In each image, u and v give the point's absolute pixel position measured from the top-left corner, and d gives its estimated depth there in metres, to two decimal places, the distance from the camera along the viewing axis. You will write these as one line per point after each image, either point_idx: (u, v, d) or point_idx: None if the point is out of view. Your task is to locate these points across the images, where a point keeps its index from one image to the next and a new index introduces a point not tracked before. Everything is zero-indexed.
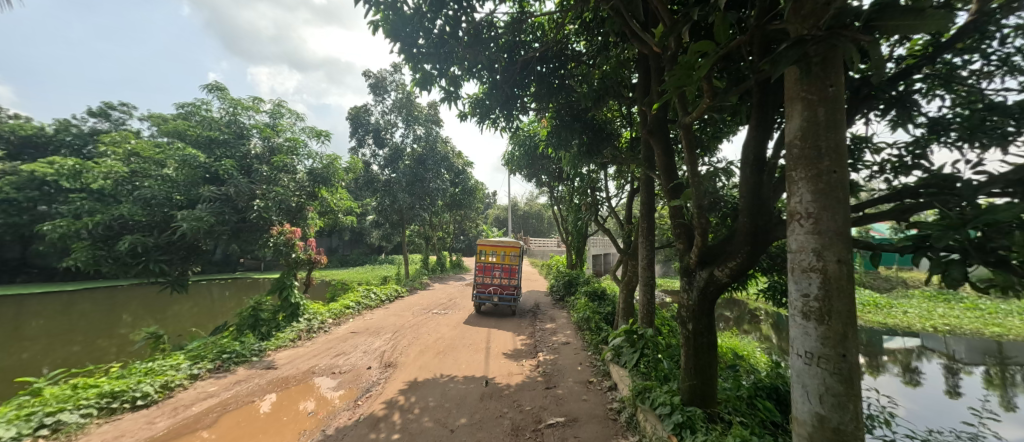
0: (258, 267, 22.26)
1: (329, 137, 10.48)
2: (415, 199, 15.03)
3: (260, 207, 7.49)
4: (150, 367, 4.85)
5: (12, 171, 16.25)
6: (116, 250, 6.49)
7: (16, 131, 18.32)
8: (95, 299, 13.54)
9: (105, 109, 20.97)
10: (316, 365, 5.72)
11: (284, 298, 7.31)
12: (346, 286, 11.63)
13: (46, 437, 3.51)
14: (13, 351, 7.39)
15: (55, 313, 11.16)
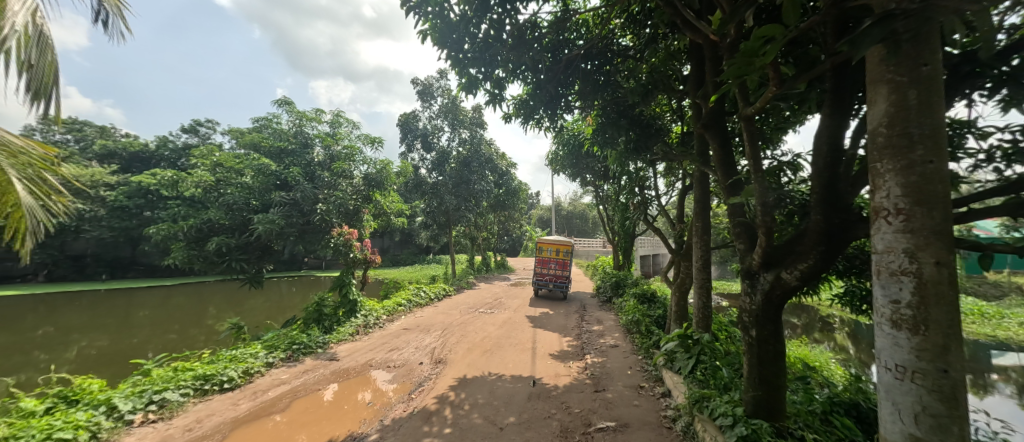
0: (319, 266, 23.93)
1: (382, 143, 11.03)
2: (461, 201, 15.38)
3: (323, 211, 8.04)
4: (234, 354, 5.38)
5: (123, 182, 18.83)
6: (205, 249, 7.29)
7: (127, 148, 21.23)
8: (187, 293, 15.30)
9: (194, 125, 23.70)
10: (373, 359, 6.02)
11: (343, 295, 7.78)
12: (398, 284, 12.16)
13: (155, 412, 3.99)
14: (124, 336, 8.54)
15: (156, 304, 12.74)
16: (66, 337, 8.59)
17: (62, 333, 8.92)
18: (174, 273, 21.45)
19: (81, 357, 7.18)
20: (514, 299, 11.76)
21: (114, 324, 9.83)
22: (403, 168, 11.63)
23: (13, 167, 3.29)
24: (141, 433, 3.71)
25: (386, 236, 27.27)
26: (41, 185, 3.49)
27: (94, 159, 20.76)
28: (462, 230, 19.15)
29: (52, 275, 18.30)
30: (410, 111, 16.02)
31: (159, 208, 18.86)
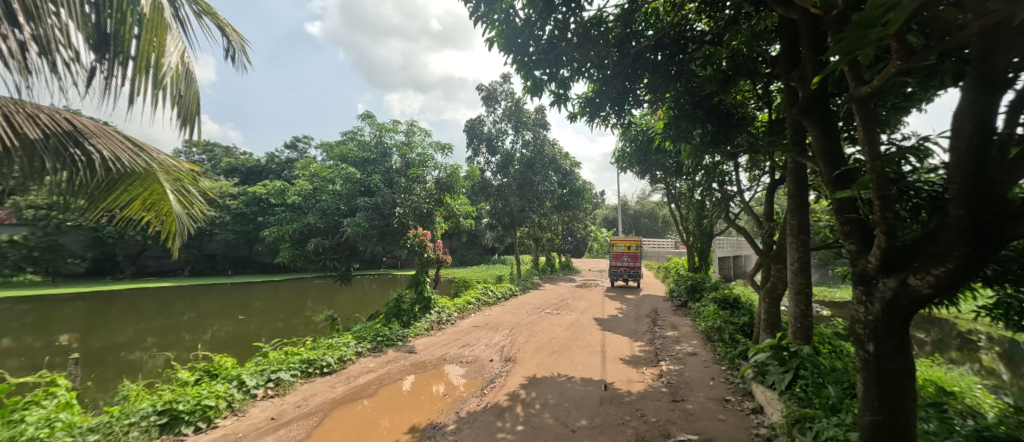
0: (395, 265, 25.71)
1: (451, 149, 11.55)
2: (527, 202, 15.49)
3: (400, 214, 8.64)
4: (331, 342, 5.99)
5: (241, 192, 22.06)
6: (306, 249, 8.25)
7: (244, 163, 24.83)
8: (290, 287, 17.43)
9: (293, 141, 27.00)
10: (447, 353, 6.32)
11: (418, 292, 8.25)
12: (467, 283, 12.58)
13: (273, 388, 4.60)
14: (242, 324, 9.95)
15: (266, 297, 14.68)
16: (201, 322, 10.26)
17: (199, 319, 10.65)
18: (279, 270, 24.52)
19: (211, 339, 8.53)
20: (581, 301, 11.55)
21: (234, 313, 11.49)
22: (469, 172, 12.07)
23: (169, 181, 3.99)
24: (261, 406, 4.28)
25: (454, 237, 28.40)
26: (187, 195, 4.21)
27: (220, 174, 24.61)
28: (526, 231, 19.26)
29: (192, 271, 21.96)
30: (476, 116, 16.55)
31: (268, 214, 21.74)
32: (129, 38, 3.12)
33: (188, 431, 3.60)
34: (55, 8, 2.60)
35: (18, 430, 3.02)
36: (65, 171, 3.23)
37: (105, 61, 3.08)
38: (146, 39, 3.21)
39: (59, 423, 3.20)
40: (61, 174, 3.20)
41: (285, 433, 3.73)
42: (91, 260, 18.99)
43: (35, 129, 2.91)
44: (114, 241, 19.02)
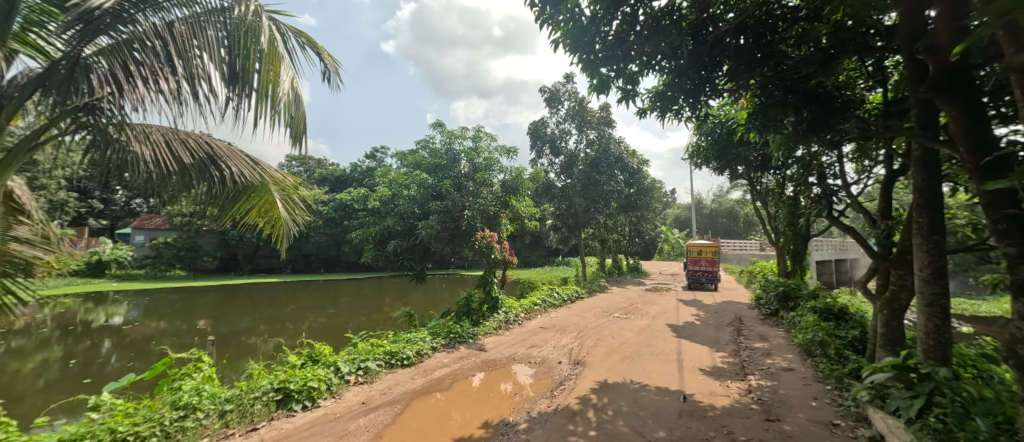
0: (463, 266, 26.68)
1: (516, 152, 11.76)
2: (592, 202, 15.14)
3: (468, 217, 8.97)
4: (409, 336, 6.38)
5: (330, 199, 24.56)
6: (385, 250, 8.90)
7: (333, 173, 27.62)
8: (372, 285, 18.95)
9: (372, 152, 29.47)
10: (516, 353, 6.40)
11: (486, 292, 8.43)
12: (532, 284, 12.63)
13: (362, 376, 5.02)
14: (332, 317, 11.03)
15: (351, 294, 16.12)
16: (300, 314, 11.59)
17: (298, 311, 12.01)
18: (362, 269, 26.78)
19: (307, 329, 9.58)
20: (652, 306, 10.99)
21: (326, 307, 12.79)
22: (534, 174, 12.15)
23: (278, 191, 4.54)
24: (354, 391, 4.71)
25: (518, 239, 28.65)
26: (292, 203, 4.74)
27: (314, 183, 27.65)
28: (591, 232, 18.82)
29: (293, 269, 24.89)
30: (540, 118, 16.62)
31: (353, 218, 23.91)
32: (251, 73, 3.19)
33: (297, 408, 4.08)
34: (200, 52, 2.95)
35: (177, 395, 3.69)
36: (205, 186, 3.85)
37: (235, 93, 3.21)
38: (265, 72, 3.28)
39: (204, 391, 3.83)
40: (201, 189, 3.82)
41: (374, 417, 4.05)
42: (220, 258, 22.47)
43: (187, 154, 3.55)
44: (235, 242, 22.29)
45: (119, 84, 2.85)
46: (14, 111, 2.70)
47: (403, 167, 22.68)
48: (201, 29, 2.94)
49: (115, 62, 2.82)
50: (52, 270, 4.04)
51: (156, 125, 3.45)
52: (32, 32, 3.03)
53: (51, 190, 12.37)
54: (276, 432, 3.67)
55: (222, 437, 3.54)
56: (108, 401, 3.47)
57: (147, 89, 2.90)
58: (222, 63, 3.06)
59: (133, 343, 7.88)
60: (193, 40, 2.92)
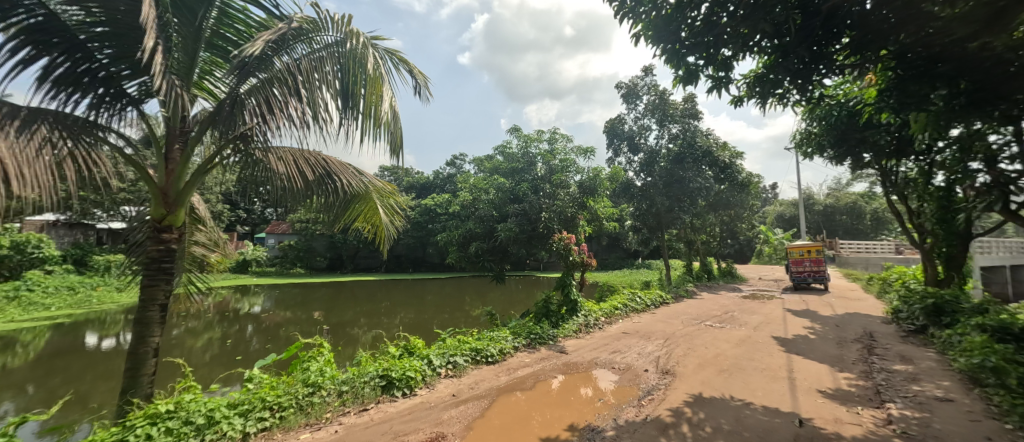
0: (538, 267, 26.91)
1: (593, 152, 11.61)
2: (675, 201, 14.26)
3: (545, 219, 9.03)
4: (492, 335, 6.62)
5: (418, 204, 26.47)
6: (467, 252, 9.33)
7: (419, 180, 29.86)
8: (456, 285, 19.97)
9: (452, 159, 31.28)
10: (598, 358, 6.31)
11: (565, 294, 8.35)
12: (612, 287, 12.25)
13: (451, 370, 5.36)
14: (420, 313, 11.90)
15: (436, 293, 17.17)
16: (392, 310, 12.73)
17: (391, 307, 13.15)
18: (448, 269, 28.29)
19: (399, 323, 10.46)
20: (752, 315, 9.98)
21: (414, 304, 13.83)
22: (613, 174, 11.80)
23: (381, 199, 5.03)
24: (444, 383, 5.05)
25: (596, 241, 28.01)
26: (392, 208, 5.18)
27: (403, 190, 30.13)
28: (676, 233, 17.71)
29: (387, 268, 27.26)
30: (617, 116, 16.18)
31: (437, 221, 25.48)
32: (359, 97, 3.59)
33: (398, 394, 4.51)
34: (319, 84, 3.46)
35: (306, 374, 4.30)
36: (323, 195, 4.49)
37: (346, 116, 3.65)
38: (370, 95, 3.63)
39: (326, 372, 4.42)
40: (318, 197, 4.49)
41: (464, 409, 4.32)
42: (330, 258, 25.50)
43: (310, 170, 4.18)
44: (340, 244, 25.15)
45: (264, 116, 3.34)
46: (194, 145, 3.39)
47: (480, 172, 23.69)
48: (319, 65, 3.47)
49: (260, 97, 3.37)
50: (217, 267, 4.99)
51: (288, 147, 4.10)
52: (207, 79, 3.78)
53: (211, 202, 15.28)
54: (382, 414, 4.09)
55: (341, 414, 4.05)
56: (258, 376, 4.15)
57: (283, 119, 3.40)
58: (336, 92, 3.53)
59: (267, 329, 9.35)
60: (314, 74, 3.44)
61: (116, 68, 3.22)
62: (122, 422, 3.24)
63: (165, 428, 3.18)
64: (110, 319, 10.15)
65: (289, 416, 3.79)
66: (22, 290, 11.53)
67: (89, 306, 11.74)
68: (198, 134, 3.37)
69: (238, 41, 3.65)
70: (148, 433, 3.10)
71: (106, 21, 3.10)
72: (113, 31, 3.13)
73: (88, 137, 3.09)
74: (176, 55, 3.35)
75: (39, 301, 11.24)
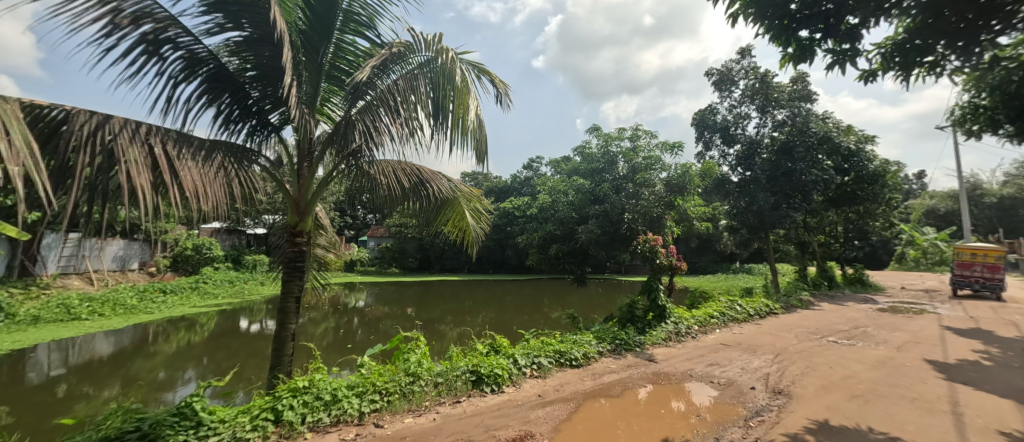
0: (620, 271, 26.02)
1: (681, 146, 10.97)
2: (782, 197, 12.71)
3: (629, 220, 8.65)
4: (575, 338, 6.57)
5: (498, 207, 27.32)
6: (548, 253, 9.38)
7: (497, 184, 30.81)
8: (536, 287, 20.14)
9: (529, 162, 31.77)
10: (692, 369, 5.91)
11: (652, 299, 7.92)
12: (706, 293, 11.32)
13: (535, 371, 5.44)
14: (502, 313, 12.24)
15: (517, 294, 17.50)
16: (476, 309, 13.30)
17: (475, 306, 13.73)
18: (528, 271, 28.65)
19: (483, 322, 10.90)
20: (892, 332, 8.45)
21: (496, 304, 14.29)
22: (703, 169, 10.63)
23: (467, 204, 5.29)
24: (530, 383, 5.16)
25: (685, 243, 26.15)
26: (477, 212, 5.41)
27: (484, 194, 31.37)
28: (783, 234, 15.75)
29: (470, 269, 28.54)
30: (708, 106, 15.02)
31: (515, 224, 26.00)
32: (447, 110, 3.85)
33: (487, 390, 4.72)
34: (414, 102, 3.80)
35: (407, 364, 4.71)
36: (417, 201, 4.89)
37: (437, 129, 3.94)
38: (457, 107, 3.87)
39: (424, 363, 4.80)
40: (413, 203, 4.92)
41: (550, 411, 4.36)
42: (420, 259, 27.46)
43: (406, 180, 4.60)
44: (429, 246, 26.96)
45: (370, 135, 3.79)
46: (318, 163, 3.96)
47: (558, 173, 23.68)
48: (413, 84, 3.80)
49: (366, 118, 3.81)
50: (333, 266, 5.73)
51: (388, 160, 4.54)
52: (328, 106, 4.35)
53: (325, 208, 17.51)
54: (473, 408, 4.32)
55: (437, 403, 4.36)
56: (367, 363, 4.66)
57: (385, 136, 3.82)
58: (428, 107, 3.83)
59: (370, 322, 10.40)
60: (410, 94, 3.79)
61: (263, 103, 3.87)
62: (272, 393, 3.92)
63: (302, 400, 3.78)
64: (255, 307, 12.20)
65: (394, 401, 4.19)
66: (199, 282, 14.62)
67: (243, 295, 14.26)
68: (321, 153, 3.94)
69: (350, 71, 4.14)
70: (291, 404, 3.71)
71: (256, 67, 3.74)
72: (261, 74, 3.77)
73: (246, 161, 3.79)
74: (304, 88, 3.93)
75: (211, 291, 13.98)
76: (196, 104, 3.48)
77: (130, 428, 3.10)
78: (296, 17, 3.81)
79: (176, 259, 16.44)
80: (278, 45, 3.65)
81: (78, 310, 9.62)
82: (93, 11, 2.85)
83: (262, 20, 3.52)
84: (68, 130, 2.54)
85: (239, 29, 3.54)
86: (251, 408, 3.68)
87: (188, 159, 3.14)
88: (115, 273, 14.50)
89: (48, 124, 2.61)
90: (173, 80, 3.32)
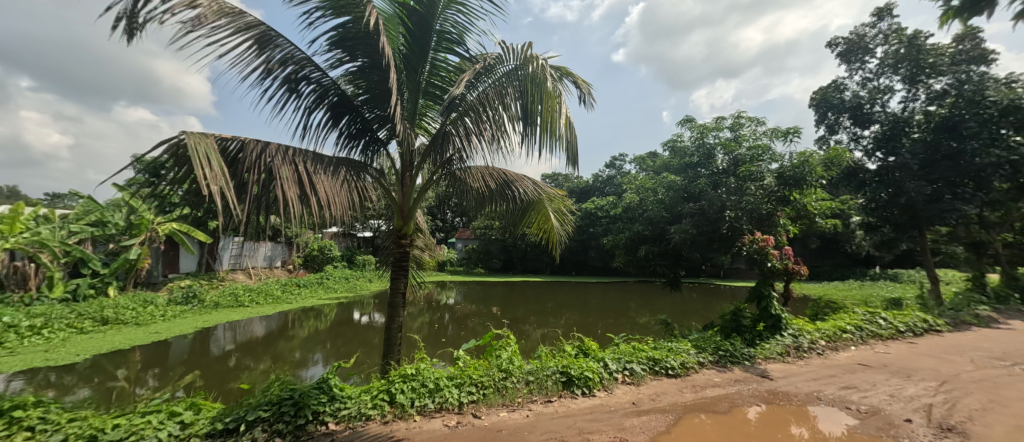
0: (718, 275, 23.75)
1: (798, 132, 9.71)
2: (944, 187, 10.41)
3: (731, 218, 7.65)
4: (671, 346, 6.19)
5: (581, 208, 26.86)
6: (637, 255, 8.94)
7: (578, 185, 30.30)
8: (623, 290, 19.34)
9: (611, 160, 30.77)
10: (822, 392, 5.17)
11: (762, 308, 7.09)
12: (833, 303, 9.79)
13: (627, 376, 5.27)
14: (588, 316, 12.01)
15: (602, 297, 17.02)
16: (561, 311, 13.23)
17: (558, 309, 13.66)
18: (613, 274, 27.65)
19: (567, 324, 10.81)
20: None
21: (580, 307, 14.07)
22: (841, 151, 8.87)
23: (552, 205, 5.34)
24: (623, 389, 5.00)
25: (800, 244, 22.91)
26: (560, 213, 5.42)
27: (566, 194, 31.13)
28: (943, 232, 12.95)
29: (552, 270, 28.49)
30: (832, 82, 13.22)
31: (598, 225, 25.33)
32: (536, 113, 3.94)
33: (578, 392, 4.69)
34: (503, 108, 3.97)
35: (499, 361, 4.91)
36: (503, 204, 5.10)
37: (527, 132, 4.05)
38: (546, 110, 3.94)
39: (514, 361, 4.94)
40: (500, 205, 5.12)
41: (647, 421, 4.18)
42: (503, 260, 28.20)
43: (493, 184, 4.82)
44: (512, 247, 27.52)
45: (463, 142, 4.07)
46: (418, 171, 4.35)
47: (644, 171, 22.53)
48: (501, 91, 3.98)
49: (459, 127, 4.10)
50: (427, 266, 6.17)
51: (477, 165, 4.79)
52: (425, 119, 4.73)
53: None
54: (565, 408, 4.34)
55: (530, 400, 4.47)
56: (462, 356, 4.96)
57: (477, 143, 4.09)
58: (516, 112, 3.97)
59: (460, 319, 10.97)
60: (498, 101, 3.96)
61: (373, 123, 4.36)
62: (386, 376, 4.40)
63: (410, 386, 4.18)
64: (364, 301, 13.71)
65: (489, 395, 4.38)
66: (322, 278, 16.91)
67: (354, 291, 16.12)
68: (420, 161, 4.31)
69: (444, 86, 4.46)
70: (402, 388, 4.13)
71: (367, 91, 4.22)
72: (371, 97, 4.24)
73: (360, 173, 4.31)
74: (406, 106, 4.35)
75: (331, 286, 16.08)
76: (323, 127, 4.10)
77: (286, 396, 3.73)
78: (398, 43, 4.24)
79: (307, 258, 19.27)
80: (384, 70, 4.09)
81: (242, 298, 11.82)
82: (255, 61, 3.53)
83: (372, 50, 3.99)
84: (244, 157, 3.24)
85: (353, 60, 4.05)
86: (371, 388, 4.17)
87: (321, 175, 3.72)
88: (266, 269, 17.51)
89: (229, 154, 3.35)
90: (307, 109, 3.92)
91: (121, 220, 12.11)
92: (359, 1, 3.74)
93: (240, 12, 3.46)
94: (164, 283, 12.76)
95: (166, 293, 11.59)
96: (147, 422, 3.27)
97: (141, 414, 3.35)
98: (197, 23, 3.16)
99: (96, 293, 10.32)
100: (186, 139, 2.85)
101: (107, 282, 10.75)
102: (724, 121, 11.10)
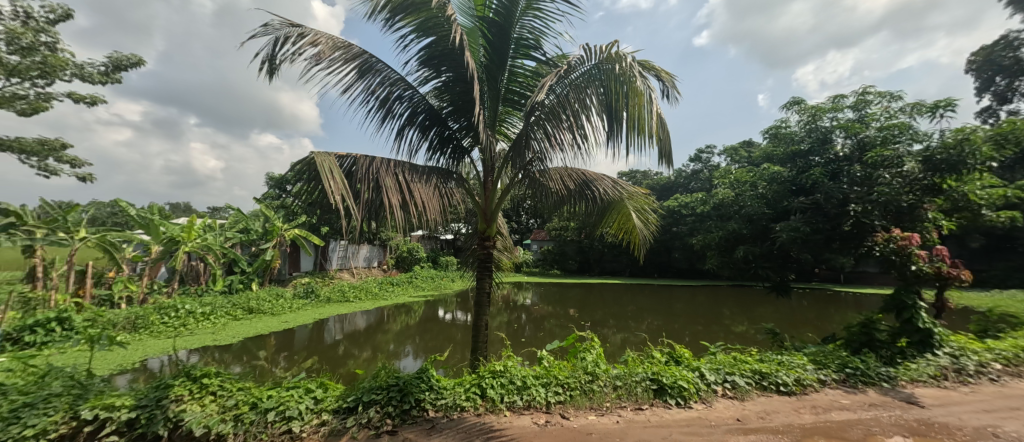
0: (837, 279, 20.57)
1: (950, 105, 7.97)
2: None
3: (856, 211, 6.53)
4: (782, 360, 5.51)
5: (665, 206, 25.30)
6: (734, 257, 8.07)
7: (661, 182, 28.60)
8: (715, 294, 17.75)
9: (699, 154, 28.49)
10: (999, 427, 4.16)
11: (905, 320, 5.95)
12: (1007, 316, 7.85)
13: (728, 388, 4.82)
14: (675, 322, 11.21)
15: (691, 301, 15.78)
16: (644, 315, 12.56)
17: (640, 313, 12.99)
18: (704, 276, 25.52)
19: (652, 330, 10.20)
20: None
21: (665, 312, 13.21)
22: (1019, 124, 7.01)
23: (634, 204, 5.10)
24: (725, 403, 4.57)
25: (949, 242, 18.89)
26: (644, 213, 5.17)
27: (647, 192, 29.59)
28: None
29: (633, 272, 27.24)
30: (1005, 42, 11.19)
31: (684, 224, 23.63)
32: (622, 111, 3.87)
33: (672, 401, 4.41)
34: (586, 108, 3.96)
35: (585, 363, 4.83)
36: (583, 203, 5.03)
37: (611, 130, 3.98)
38: (632, 107, 3.84)
39: (601, 364, 4.83)
40: (580, 205, 5.05)
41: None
42: (580, 261, 27.73)
43: (573, 183, 4.80)
44: (589, 248, 26.92)
45: (546, 142, 4.11)
46: (501, 173, 4.49)
47: (738, 163, 20.43)
48: (584, 91, 3.96)
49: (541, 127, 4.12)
50: (507, 266, 6.33)
51: (556, 166, 4.80)
52: (505, 125, 4.86)
53: None
54: (658, 418, 4.11)
55: (619, 406, 4.32)
56: (547, 357, 4.99)
57: (559, 143, 4.12)
58: (601, 110, 3.93)
59: (537, 320, 11.02)
60: (580, 101, 3.96)
61: (457, 132, 4.60)
62: (476, 371, 4.61)
63: (500, 382, 4.32)
64: (449, 300, 14.51)
65: (576, 397, 4.33)
66: (412, 278, 18.30)
67: (440, 290, 17.17)
68: (502, 165, 4.45)
69: (523, 92, 4.55)
70: (492, 383, 4.30)
71: (451, 103, 4.47)
72: (455, 109, 4.48)
73: (444, 181, 4.59)
74: (486, 114, 4.52)
75: (420, 285, 17.34)
76: (414, 139, 4.45)
77: (393, 382, 4.10)
78: (479, 54, 4.42)
79: (398, 259, 21.00)
80: (467, 83, 4.30)
81: (347, 294, 13.34)
82: (358, 85, 3.99)
83: (456, 65, 4.23)
84: (359, 171, 3.70)
85: (439, 76, 4.34)
86: (464, 382, 4.39)
87: (417, 183, 4.07)
88: (365, 269, 19.54)
89: (346, 169, 3.84)
90: (400, 124, 4.30)
91: (260, 227, 14.49)
92: (443, 22, 4.00)
93: (349, 44, 3.96)
94: (290, 280, 14.94)
95: (291, 289, 13.55)
96: (291, 395, 3.85)
97: (282, 388, 3.97)
98: (317, 59, 3.71)
99: (243, 287, 12.62)
100: (315, 158, 3.35)
101: (250, 278, 13.03)
102: (842, 99, 9.55)
